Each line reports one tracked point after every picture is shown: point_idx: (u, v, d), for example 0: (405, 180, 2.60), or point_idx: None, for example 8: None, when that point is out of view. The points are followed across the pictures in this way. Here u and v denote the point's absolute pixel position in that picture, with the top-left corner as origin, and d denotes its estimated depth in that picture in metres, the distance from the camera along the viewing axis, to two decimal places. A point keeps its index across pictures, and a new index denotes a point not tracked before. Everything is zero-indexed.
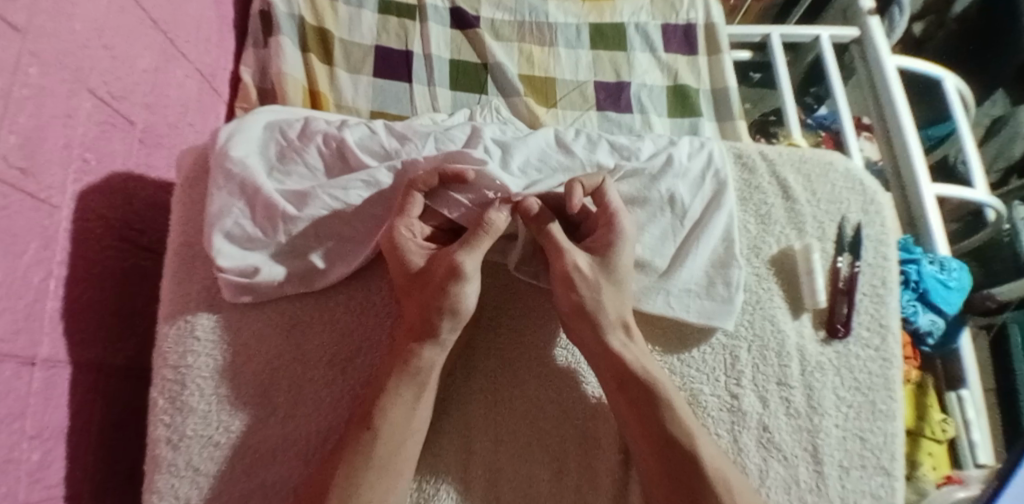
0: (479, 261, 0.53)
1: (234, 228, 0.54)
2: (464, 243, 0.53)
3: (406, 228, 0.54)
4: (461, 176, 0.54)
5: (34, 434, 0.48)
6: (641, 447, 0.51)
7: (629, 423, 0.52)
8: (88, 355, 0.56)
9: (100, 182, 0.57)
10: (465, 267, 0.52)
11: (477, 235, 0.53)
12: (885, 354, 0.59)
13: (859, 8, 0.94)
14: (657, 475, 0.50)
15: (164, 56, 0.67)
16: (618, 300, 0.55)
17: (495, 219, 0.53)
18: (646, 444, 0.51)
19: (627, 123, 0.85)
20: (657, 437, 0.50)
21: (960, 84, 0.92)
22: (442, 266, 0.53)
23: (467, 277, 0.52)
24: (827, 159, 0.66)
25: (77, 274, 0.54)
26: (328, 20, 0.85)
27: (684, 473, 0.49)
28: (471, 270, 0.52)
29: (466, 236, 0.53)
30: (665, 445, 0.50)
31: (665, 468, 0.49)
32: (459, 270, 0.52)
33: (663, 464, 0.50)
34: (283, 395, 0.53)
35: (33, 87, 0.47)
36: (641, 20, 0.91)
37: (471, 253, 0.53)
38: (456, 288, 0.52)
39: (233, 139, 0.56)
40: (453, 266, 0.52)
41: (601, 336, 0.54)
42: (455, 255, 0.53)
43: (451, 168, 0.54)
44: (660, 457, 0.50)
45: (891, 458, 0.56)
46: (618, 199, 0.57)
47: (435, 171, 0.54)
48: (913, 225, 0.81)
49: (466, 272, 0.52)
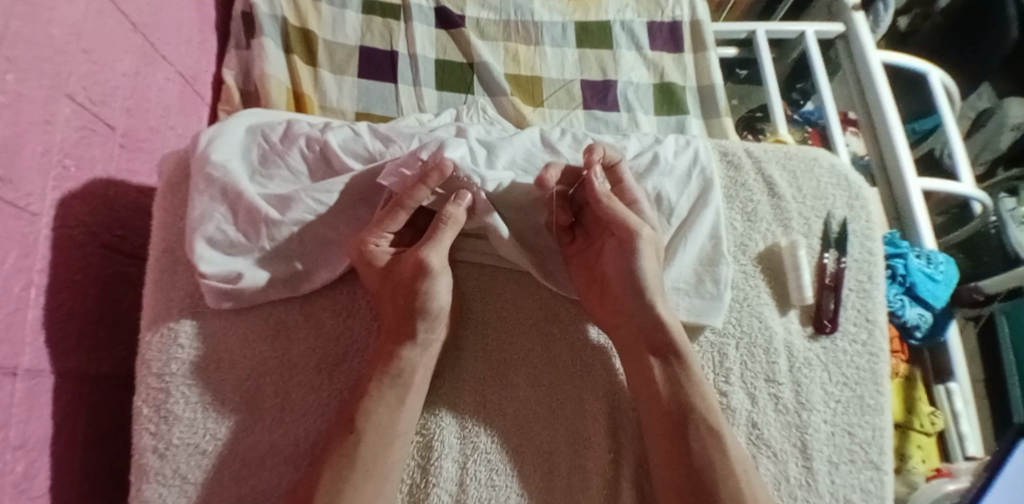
0: (444, 256, 0.53)
1: (216, 233, 0.53)
2: (427, 239, 0.53)
3: (375, 238, 0.54)
4: (442, 175, 0.51)
5: (18, 444, 0.47)
6: (663, 433, 0.52)
7: (652, 409, 0.53)
8: (71, 364, 0.55)
9: (81, 188, 0.56)
10: (432, 263, 0.52)
11: (439, 229, 0.53)
12: (873, 349, 0.60)
13: (844, 4, 0.94)
14: (669, 467, 0.51)
15: (144, 59, 0.66)
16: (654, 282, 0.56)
17: (453, 211, 0.53)
18: (671, 448, 0.52)
19: (615, 121, 0.85)
20: (685, 430, 0.52)
21: (947, 78, 0.92)
22: (410, 263, 0.52)
23: (433, 272, 0.52)
24: (811, 155, 0.67)
25: (58, 283, 0.53)
26: (311, 21, 0.84)
27: (704, 460, 0.50)
28: (438, 265, 0.53)
29: (430, 232, 0.53)
30: (684, 454, 0.51)
31: (685, 455, 0.51)
32: (426, 267, 0.52)
33: (679, 445, 0.51)
34: (271, 401, 0.53)
35: (10, 94, 0.46)
36: (626, 17, 0.91)
37: (435, 249, 0.53)
38: (424, 285, 0.52)
39: (213, 144, 0.55)
40: (420, 263, 0.52)
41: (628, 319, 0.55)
42: (419, 252, 0.52)
43: (435, 174, 0.51)
44: (679, 442, 0.51)
45: (880, 452, 0.56)
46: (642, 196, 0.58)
47: (421, 181, 0.52)
48: (900, 219, 0.81)
49: (433, 267, 0.52)
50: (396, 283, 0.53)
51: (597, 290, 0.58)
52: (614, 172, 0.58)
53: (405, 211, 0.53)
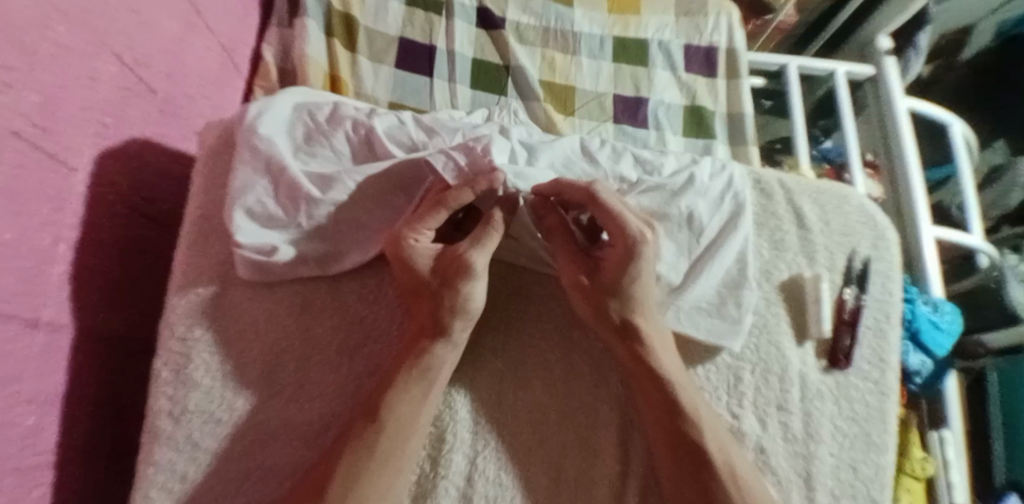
0: (488, 259, 0.53)
1: (255, 205, 0.53)
2: (473, 240, 0.53)
3: (415, 234, 0.52)
4: (492, 184, 0.51)
5: (30, 398, 0.47)
6: (665, 453, 0.53)
7: (654, 432, 0.54)
8: (91, 321, 0.55)
9: (117, 147, 0.56)
10: (475, 263, 0.52)
11: (487, 233, 0.52)
12: (883, 388, 0.61)
13: (877, 47, 0.95)
14: (678, 479, 0.52)
15: (189, 27, 0.67)
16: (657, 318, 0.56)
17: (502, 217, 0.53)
18: (685, 474, 0.52)
19: (643, 138, 0.86)
20: (678, 452, 0.53)
21: (969, 131, 0.94)
22: (452, 262, 0.52)
23: (474, 274, 0.52)
24: (841, 193, 0.68)
25: (86, 239, 0.53)
26: (354, 7, 0.85)
27: (701, 490, 0.51)
28: (480, 268, 0.52)
29: (477, 233, 0.53)
30: (698, 475, 0.52)
31: (695, 465, 0.52)
32: (467, 268, 0.52)
33: (671, 450, 0.53)
34: (289, 378, 0.53)
35: (60, 47, 0.46)
36: (664, 36, 0.93)
37: (479, 249, 0.52)
38: (463, 285, 0.52)
39: (261, 117, 0.55)
40: (462, 263, 0.52)
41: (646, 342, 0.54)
42: (464, 252, 0.52)
43: (482, 180, 0.51)
44: (673, 451, 0.53)
45: (881, 490, 0.57)
46: (636, 221, 0.53)
47: (466, 184, 0.51)
48: (911, 265, 0.82)
49: (475, 270, 0.52)
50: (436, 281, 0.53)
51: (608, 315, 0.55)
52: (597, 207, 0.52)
53: (447, 210, 0.52)
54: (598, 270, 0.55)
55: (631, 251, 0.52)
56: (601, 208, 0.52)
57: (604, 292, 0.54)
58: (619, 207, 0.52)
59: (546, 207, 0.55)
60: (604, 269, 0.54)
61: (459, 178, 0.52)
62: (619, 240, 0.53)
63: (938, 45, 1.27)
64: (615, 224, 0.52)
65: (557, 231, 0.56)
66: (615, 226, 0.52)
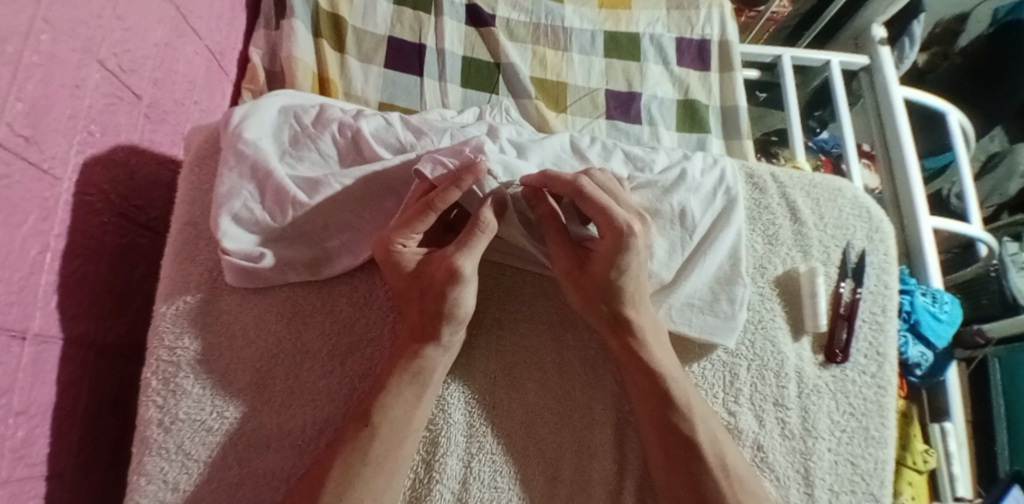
0: (476, 264, 0.52)
1: (242, 210, 0.53)
2: (460, 244, 0.52)
3: (402, 239, 0.52)
4: (476, 178, 0.50)
5: (21, 409, 0.46)
6: (659, 453, 0.53)
7: (649, 433, 0.54)
8: (81, 330, 0.55)
9: (103, 155, 0.56)
10: (463, 270, 0.51)
11: (473, 236, 0.51)
12: (881, 381, 0.60)
13: (871, 36, 0.94)
14: (674, 476, 0.52)
15: (176, 31, 0.66)
16: (652, 315, 0.55)
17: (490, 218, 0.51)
18: (680, 474, 0.52)
19: (637, 133, 0.86)
20: (672, 448, 0.52)
21: (964, 118, 0.92)
22: (441, 267, 0.51)
23: (464, 279, 0.51)
24: (836, 185, 0.67)
25: (74, 248, 0.53)
26: (343, 7, 0.84)
27: (694, 489, 0.51)
28: (469, 273, 0.51)
29: (464, 236, 0.52)
30: (692, 475, 0.51)
31: (687, 463, 0.52)
32: (457, 274, 0.51)
33: (663, 446, 0.53)
34: (280, 385, 0.52)
35: (44, 54, 0.46)
36: (656, 31, 0.92)
37: (468, 254, 0.51)
38: (454, 290, 0.51)
39: (246, 121, 0.55)
40: (452, 269, 0.51)
41: (639, 341, 0.54)
42: (451, 257, 0.51)
43: (468, 177, 0.49)
44: (668, 451, 0.52)
45: (880, 484, 0.57)
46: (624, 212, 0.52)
47: (452, 183, 0.49)
48: (909, 257, 0.81)
49: (464, 275, 0.51)
50: (426, 285, 0.52)
51: (601, 313, 0.54)
52: (586, 200, 0.51)
53: (435, 212, 0.51)
54: (589, 260, 0.54)
55: (619, 244, 0.51)
56: (588, 202, 0.51)
57: (595, 286, 0.54)
58: (606, 199, 0.52)
59: (537, 196, 0.54)
60: (594, 262, 0.54)
61: (445, 176, 0.51)
62: (607, 233, 0.52)
63: (932, 34, 1.29)
64: (603, 217, 0.51)
65: (549, 218, 0.55)
66: (603, 217, 0.51)
